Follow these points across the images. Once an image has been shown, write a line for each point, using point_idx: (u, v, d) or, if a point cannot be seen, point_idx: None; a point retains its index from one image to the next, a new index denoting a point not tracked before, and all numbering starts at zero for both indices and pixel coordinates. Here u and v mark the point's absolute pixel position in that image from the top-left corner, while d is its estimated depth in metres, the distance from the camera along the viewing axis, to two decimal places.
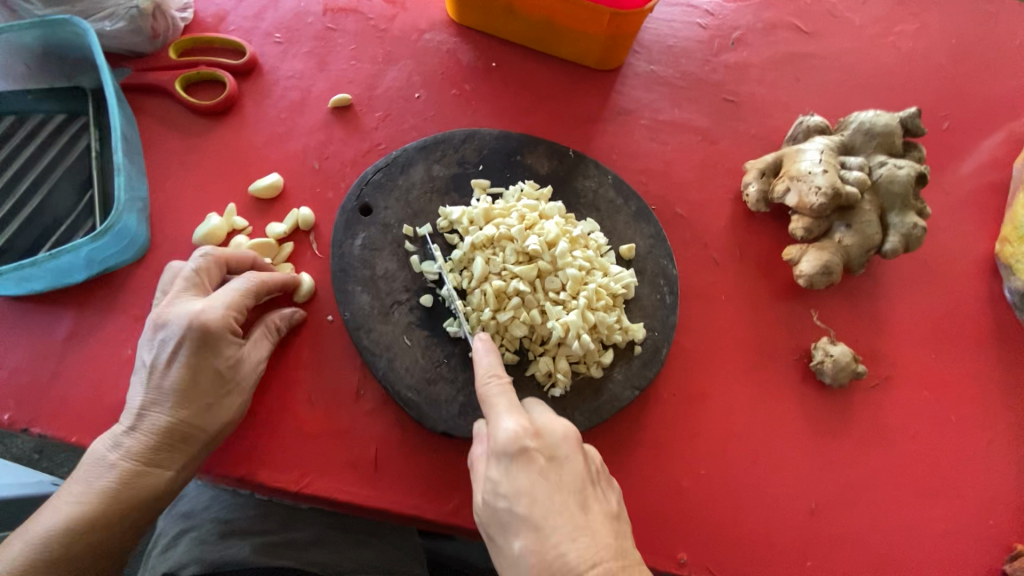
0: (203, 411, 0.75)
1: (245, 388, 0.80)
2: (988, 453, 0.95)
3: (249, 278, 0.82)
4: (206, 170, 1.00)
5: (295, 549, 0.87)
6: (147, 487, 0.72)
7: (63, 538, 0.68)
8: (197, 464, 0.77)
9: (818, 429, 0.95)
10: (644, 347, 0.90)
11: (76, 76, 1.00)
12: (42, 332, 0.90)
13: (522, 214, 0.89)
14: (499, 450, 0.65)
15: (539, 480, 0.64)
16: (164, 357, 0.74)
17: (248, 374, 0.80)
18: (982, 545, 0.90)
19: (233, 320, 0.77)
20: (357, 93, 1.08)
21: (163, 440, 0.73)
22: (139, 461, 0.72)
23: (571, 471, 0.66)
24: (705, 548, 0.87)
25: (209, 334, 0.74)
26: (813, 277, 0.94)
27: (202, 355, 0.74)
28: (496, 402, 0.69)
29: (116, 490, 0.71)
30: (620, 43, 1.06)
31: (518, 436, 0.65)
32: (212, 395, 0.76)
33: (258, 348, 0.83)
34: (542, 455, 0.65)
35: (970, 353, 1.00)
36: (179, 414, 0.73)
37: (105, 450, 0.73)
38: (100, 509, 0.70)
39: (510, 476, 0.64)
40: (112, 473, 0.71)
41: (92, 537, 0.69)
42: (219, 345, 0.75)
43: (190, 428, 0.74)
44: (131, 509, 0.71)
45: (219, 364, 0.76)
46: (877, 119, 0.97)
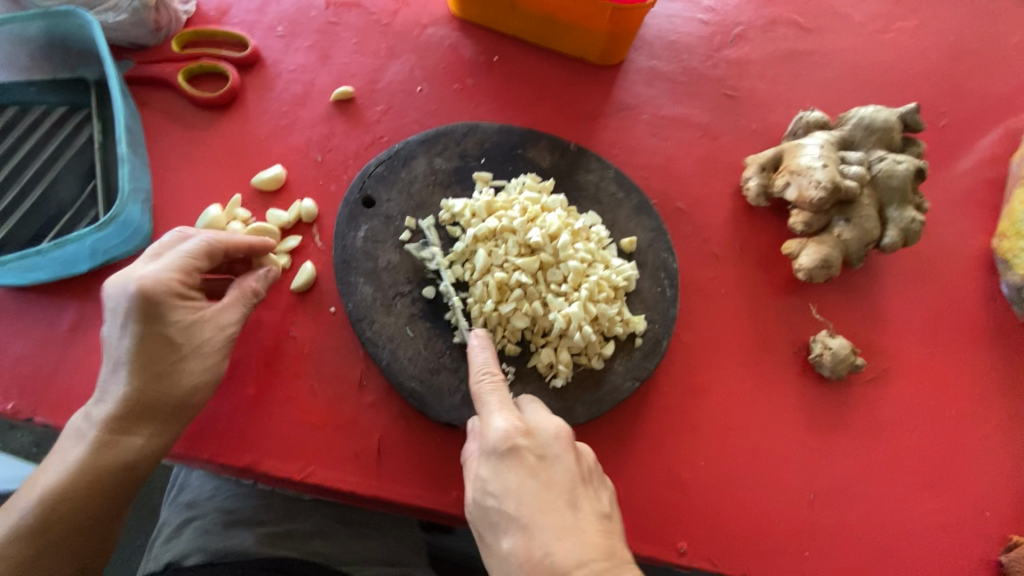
0: (163, 377, 0.73)
1: (208, 350, 0.76)
2: (984, 446, 0.96)
3: (201, 239, 0.77)
4: (208, 163, 1.01)
5: (298, 539, 0.90)
6: (117, 457, 0.72)
7: (39, 508, 0.69)
8: (170, 431, 0.75)
9: (817, 422, 0.95)
10: (645, 339, 0.91)
11: (80, 68, 1.00)
12: (46, 322, 0.90)
13: (524, 207, 0.90)
14: (488, 448, 0.67)
15: (527, 478, 0.65)
16: (116, 326, 0.71)
17: (210, 337, 0.76)
18: (978, 537, 0.91)
19: (179, 282, 0.73)
20: (359, 87, 1.08)
21: (126, 408, 0.72)
22: (105, 430, 0.72)
23: (561, 469, 0.67)
24: (704, 539, 0.88)
25: (147, 299, 0.70)
26: (812, 270, 0.95)
27: (149, 322, 0.71)
28: (488, 400, 0.71)
29: (86, 461, 0.71)
30: (621, 38, 1.06)
31: (507, 435, 0.67)
32: (167, 361, 0.73)
33: (225, 310, 0.78)
34: (532, 453, 0.67)
35: (967, 347, 1.01)
36: (138, 382, 0.72)
37: (81, 421, 0.74)
38: (71, 480, 0.70)
39: (499, 474, 0.65)
40: (83, 444, 0.72)
41: (65, 508, 0.69)
42: (164, 310, 0.72)
43: (151, 395, 0.73)
44: (102, 478, 0.71)
45: (168, 329, 0.72)
46: (876, 114, 0.98)
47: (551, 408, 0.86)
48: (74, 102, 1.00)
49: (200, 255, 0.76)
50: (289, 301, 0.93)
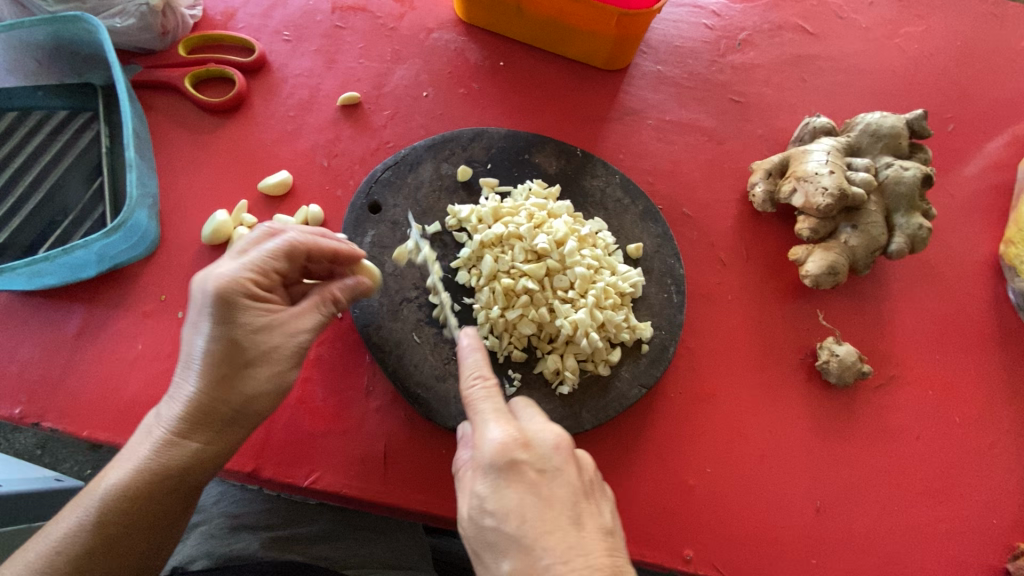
0: (229, 383, 0.67)
1: (277, 359, 0.69)
2: (991, 454, 0.96)
3: (284, 238, 0.71)
4: (215, 167, 1.01)
5: (303, 543, 0.89)
6: (175, 461, 0.67)
7: (104, 505, 0.65)
8: (230, 438, 0.70)
9: (823, 428, 0.95)
10: (651, 346, 0.91)
11: (87, 73, 1.00)
12: (53, 327, 0.90)
13: (531, 213, 0.90)
14: (485, 464, 0.61)
15: (527, 495, 0.60)
16: (190, 325, 0.67)
17: (281, 344, 0.69)
18: (985, 545, 0.91)
19: (254, 284, 0.67)
20: (365, 91, 1.08)
21: (190, 412, 0.67)
22: (170, 432, 0.67)
23: (563, 482, 0.62)
24: (711, 546, 0.88)
25: (219, 298, 0.65)
26: (819, 277, 0.94)
27: (220, 323, 0.65)
28: (482, 409, 0.66)
29: (148, 463, 0.66)
30: (627, 43, 1.06)
31: (504, 448, 0.62)
32: (234, 367, 0.67)
33: (301, 316, 0.71)
34: (531, 468, 0.61)
35: (974, 353, 1.01)
36: (203, 386, 0.66)
37: (152, 419, 0.69)
38: (132, 482, 0.65)
39: (498, 491, 0.60)
40: (148, 445, 0.67)
41: (121, 511, 0.65)
42: (236, 312, 0.66)
43: (215, 401, 0.67)
44: (162, 483, 0.66)
45: (237, 333, 0.66)
46: (883, 120, 0.98)
47: (558, 414, 0.86)
48: (78, 106, 0.99)
49: (279, 255, 0.70)
50: None
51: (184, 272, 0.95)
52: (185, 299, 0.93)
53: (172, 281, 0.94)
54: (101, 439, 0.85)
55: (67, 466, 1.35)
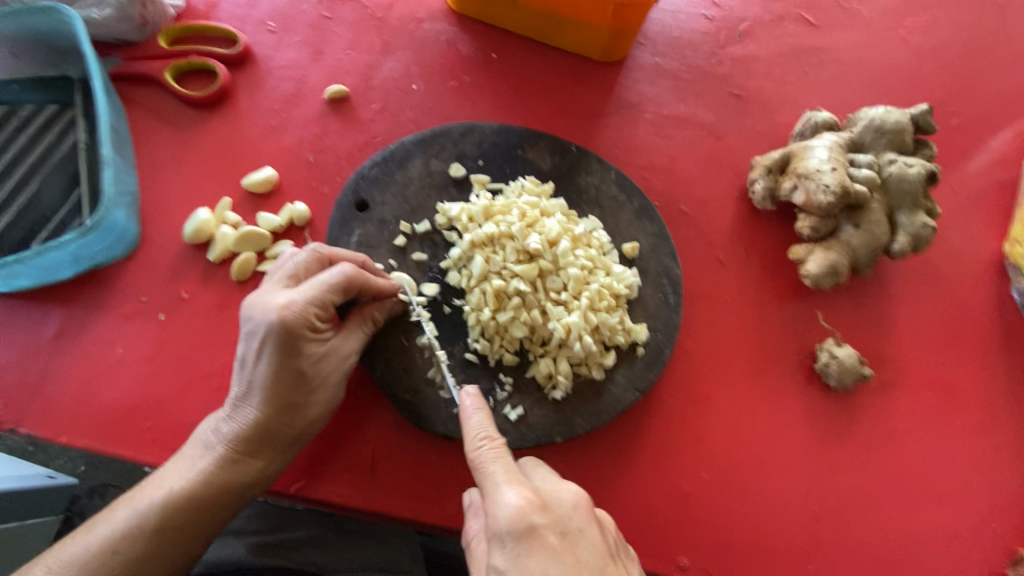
0: (290, 410, 0.71)
1: (330, 385, 0.74)
2: (994, 457, 0.94)
3: (343, 269, 0.72)
4: (198, 163, 0.98)
5: (290, 549, 0.84)
6: (236, 478, 0.70)
7: (164, 514, 0.66)
8: (285, 458, 0.74)
9: (822, 432, 0.93)
10: (647, 348, 0.88)
11: (64, 65, 0.96)
12: (31, 328, 0.88)
13: (523, 211, 0.86)
14: (501, 531, 0.59)
15: (551, 562, 0.57)
16: (251, 350, 0.69)
17: (334, 371, 0.73)
18: (985, 550, 0.89)
19: (315, 317, 0.69)
20: (353, 84, 1.05)
21: (251, 434, 0.70)
22: (231, 450, 0.70)
23: (586, 545, 0.60)
24: (707, 552, 0.86)
25: (288, 335, 0.67)
26: (818, 278, 0.92)
27: (284, 357, 0.68)
28: (494, 471, 0.64)
29: (211, 479, 0.69)
30: (624, 34, 1.03)
31: (523, 513, 0.59)
32: (295, 395, 0.70)
33: (350, 342, 0.75)
34: (552, 532, 0.59)
35: (976, 354, 0.99)
36: (267, 412, 0.70)
37: (209, 432, 0.72)
38: (194, 497, 0.68)
39: (518, 561, 0.57)
40: (209, 460, 0.70)
41: (182, 524, 0.67)
42: (299, 344, 0.68)
43: (277, 426, 0.71)
44: (220, 500, 0.69)
45: (300, 365, 0.69)
46: (888, 114, 0.95)
47: (550, 420, 0.84)
48: (54, 100, 0.97)
49: (338, 289, 0.71)
50: None
51: (165, 273, 0.92)
52: (166, 300, 0.90)
53: (153, 282, 0.91)
54: (80, 445, 0.83)
55: (59, 463, 1.31)
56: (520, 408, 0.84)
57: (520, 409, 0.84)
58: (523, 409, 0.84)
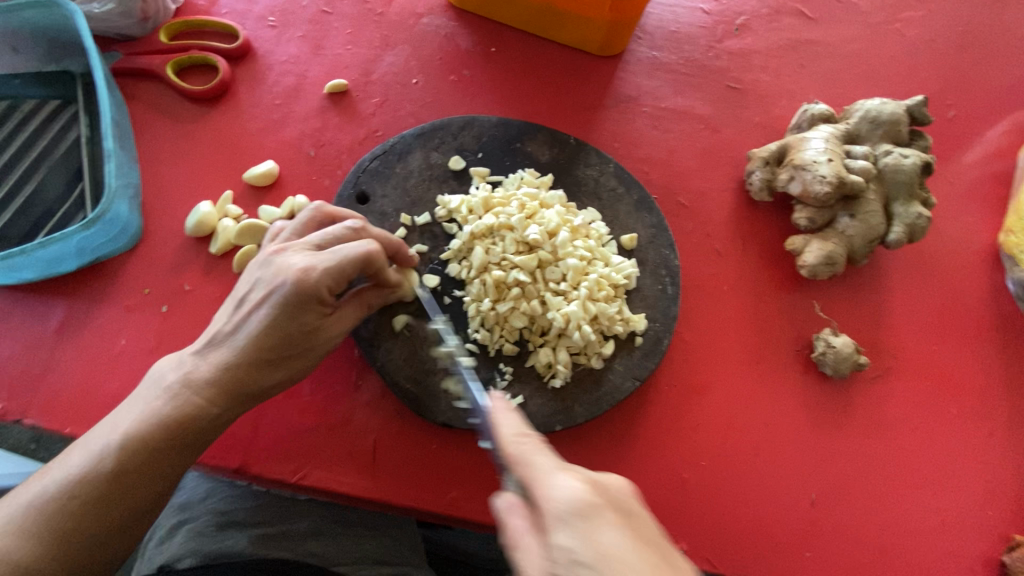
0: (265, 366, 0.71)
1: (311, 354, 0.74)
2: (988, 445, 0.95)
3: (367, 246, 0.73)
4: (199, 157, 0.98)
5: (292, 540, 0.85)
6: (194, 428, 0.68)
7: (119, 453, 0.65)
8: (241, 413, 0.73)
9: (819, 421, 0.94)
10: (645, 338, 0.89)
11: (65, 60, 0.97)
12: (35, 321, 0.89)
13: (523, 203, 0.87)
14: (566, 514, 0.55)
15: (621, 539, 0.53)
16: (255, 299, 0.70)
17: (319, 342, 0.74)
18: (980, 537, 0.90)
19: (329, 288, 0.70)
20: (353, 78, 1.06)
21: (220, 381, 0.69)
22: (195, 394, 0.68)
23: (645, 529, 0.57)
24: (704, 539, 0.87)
25: (300, 295, 0.68)
26: (815, 267, 0.93)
27: (288, 314, 0.68)
28: (539, 460, 0.60)
29: (165, 421, 0.67)
30: (622, 28, 1.03)
31: (585, 493, 0.56)
32: (277, 354, 0.71)
33: (344, 322, 0.76)
34: (614, 512, 0.56)
35: (971, 344, 1.00)
36: (242, 363, 0.69)
37: (172, 369, 0.71)
38: (148, 434, 0.66)
39: (586, 542, 0.53)
40: (170, 399, 0.68)
41: (133, 461, 0.65)
42: (305, 309, 0.69)
43: (247, 380, 0.70)
44: (172, 441, 0.67)
45: (296, 326, 0.70)
46: (883, 106, 0.96)
47: (549, 408, 0.85)
48: (55, 94, 0.97)
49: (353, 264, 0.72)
50: None
51: (167, 265, 0.93)
52: (168, 293, 0.91)
53: (155, 274, 0.92)
54: (84, 436, 0.84)
55: None
56: (520, 396, 0.85)
57: (520, 398, 0.85)
58: (523, 397, 0.85)
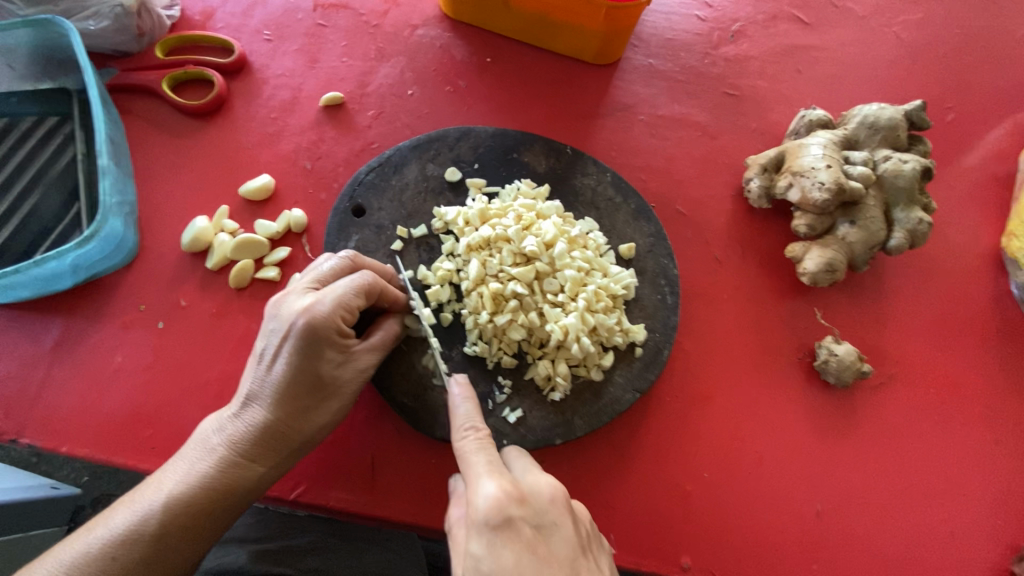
0: (299, 413, 0.69)
1: (345, 395, 0.72)
2: (995, 454, 0.93)
3: (366, 278, 0.72)
4: (195, 173, 0.98)
5: (293, 556, 0.75)
6: (237, 483, 0.67)
7: (162, 519, 0.63)
8: (286, 464, 0.71)
9: (823, 429, 0.93)
10: (645, 349, 0.89)
11: (61, 77, 0.97)
12: (31, 339, 0.88)
13: (519, 214, 0.86)
14: (480, 520, 0.57)
15: (525, 554, 0.55)
16: (273, 349, 0.68)
17: (351, 382, 0.72)
18: (990, 546, 0.89)
19: (342, 322, 0.69)
20: (349, 91, 1.05)
21: (258, 435, 0.68)
22: (236, 452, 0.67)
23: (562, 540, 0.58)
24: (709, 552, 0.86)
25: (314, 335, 0.66)
26: (817, 274, 0.92)
27: (307, 357, 0.67)
28: (476, 461, 0.63)
29: (209, 482, 0.66)
30: (617, 37, 1.03)
31: (500, 503, 0.57)
32: (308, 400, 0.69)
33: (371, 358, 0.74)
34: (529, 524, 0.57)
35: (976, 349, 0.98)
36: (277, 414, 0.68)
37: (209, 433, 0.69)
38: (192, 499, 0.64)
39: (492, 553, 0.55)
40: (211, 460, 0.67)
41: (182, 526, 0.64)
42: (324, 347, 0.68)
43: (286, 430, 0.69)
44: (220, 502, 0.66)
45: (321, 368, 0.68)
46: (881, 111, 0.95)
47: (549, 421, 0.84)
48: (49, 110, 0.96)
49: (363, 296, 0.71)
50: None
51: (164, 281, 0.92)
52: (164, 309, 0.91)
53: (152, 290, 0.92)
54: (82, 455, 0.83)
55: (64, 473, 1.16)
56: (520, 410, 0.84)
57: (519, 411, 0.84)
58: (522, 411, 0.84)
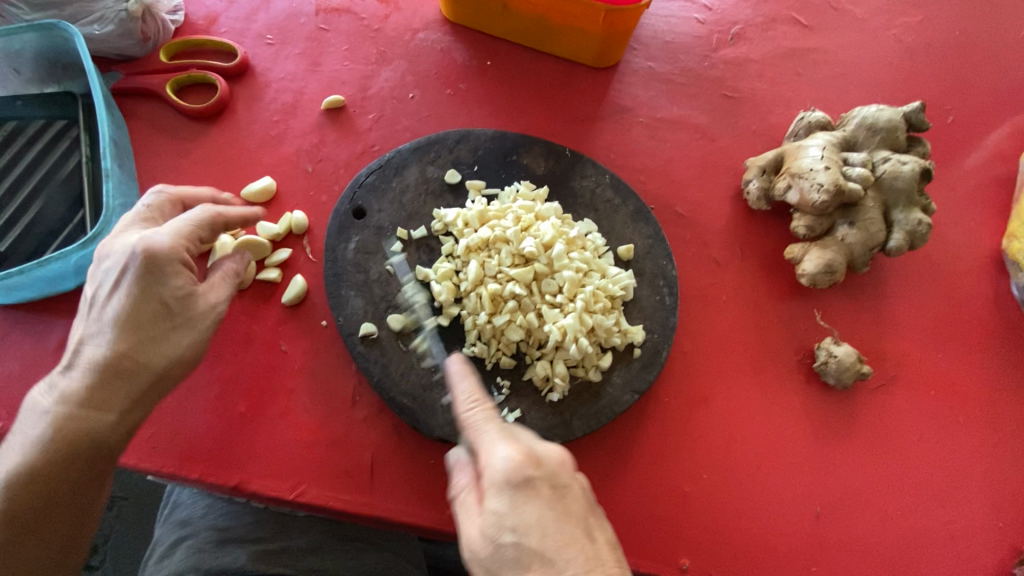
0: (150, 345, 0.69)
1: (194, 326, 0.71)
2: (996, 456, 0.93)
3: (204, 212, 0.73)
4: (197, 175, 0.99)
5: (289, 556, 0.80)
6: (74, 433, 0.66)
7: (3, 487, 0.64)
8: (145, 403, 0.70)
9: (822, 431, 0.93)
10: (644, 349, 0.89)
11: (66, 81, 0.99)
12: (35, 339, 0.89)
13: (518, 215, 0.87)
14: (497, 481, 0.59)
15: (544, 511, 0.58)
16: (105, 288, 0.68)
17: (200, 313, 0.71)
18: (992, 549, 0.88)
19: (181, 252, 0.69)
20: (350, 94, 1.06)
21: (98, 372, 0.67)
22: (68, 404, 0.66)
23: (575, 498, 0.61)
24: (707, 554, 0.86)
25: (136, 269, 0.67)
26: (815, 276, 0.92)
27: (125, 295, 0.67)
28: (486, 429, 0.64)
29: (34, 445, 0.65)
30: (616, 40, 1.04)
31: (517, 465, 0.60)
32: (155, 329, 0.69)
33: (213, 288, 0.73)
34: (546, 484, 0.60)
35: (977, 350, 0.98)
36: (107, 353, 0.67)
37: (38, 395, 0.68)
38: (31, 460, 0.65)
39: (513, 510, 0.58)
40: (46, 415, 0.66)
41: (29, 486, 0.65)
42: (160, 275, 0.68)
43: (133, 362, 0.68)
44: (67, 451, 0.66)
45: (164, 295, 0.69)
46: (880, 113, 0.95)
47: (547, 422, 0.84)
48: (54, 113, 0.97)
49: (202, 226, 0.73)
50: (278, 314, 0.92)
51: None
52: None
53: None
54: None
55: None
56: (518, 410, 0.84)
57: (517, 412, 0.84)
58: (520, 411, 0.84)
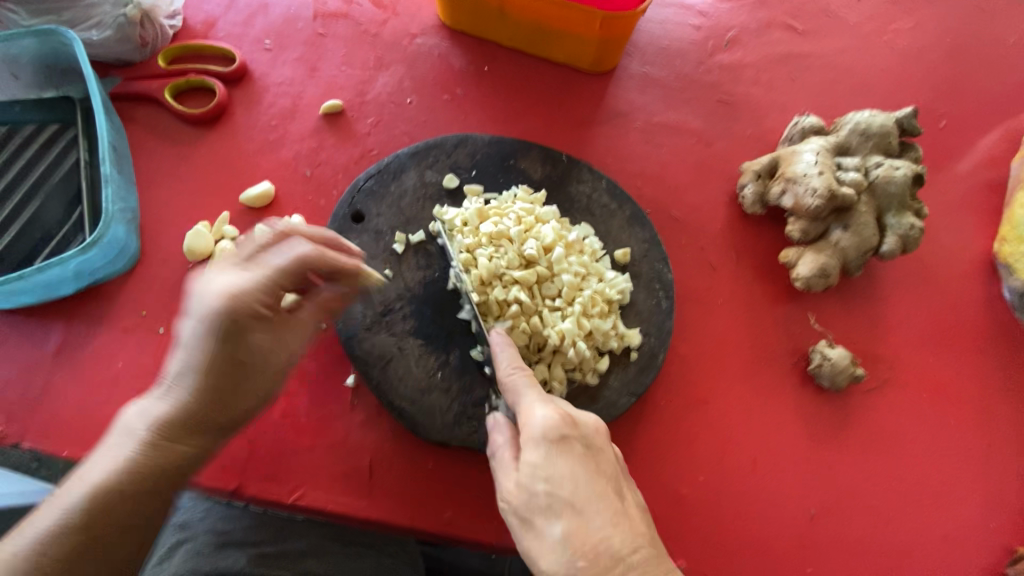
0: (228, 395, 0.68)
1: (271, 373, 0.72)
2: (988, 457, 0.94)
3: (297, 249, 0.70)
4: (196, 180, 1.00)
5: (288, 561, 0.78)
6: (164, 470, 0.64)
7: (93, 513, 0.59)
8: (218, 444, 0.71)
9: (817, 433, 0.94)
10: (640, 353, 0.90)
11: (65, 86, 0.99)
12: (33, 343, 0.89)
13: (519, 216, 0.88)
14: (533, 436, 0.62)
15: (578, 467, 0.60)
16: (193, 331, 0.65)
17: (275, 364, 0.72)
18: (983, 550, 0.90)
19: (266, 300, 0.67)
20: (349, 99, 1.07)
21: (187, 416, 0.66)
22: (161, 436, 0.65)
23: (606, 460, 0.63)
24: (702, 556, 0.87)
25: (238, 319, 0.65)
26: (809, 280, 0.93)
27: (222, 342, 0.65)
28: (523, 394, 0.67)
29: (127, 473, 0.62)
30: (612, 45, 1.05)
31: (555, 422, 0.62)
32: (234, 379, 0.68)
33: (297, 335, 0.75)
34: (580, 442, 0.62)
35: (969, 354, 0.99)
36: (200, 397, 0.66)
37: (132, 419, 0.65)
38: (121, 488, 0.61)
39: (550, 462, 0.60)
40: (141, 448, 0.64)
41: (115, 519, 0.60)
42: (251, 326, 0.66)
43: (215, 410, 0.68)
44: (153, 488, 0.63)
45: (244, 349, 0.67)
46: (873, 118, 0.96)
47: None
48: (52, 119, 0.97)
49: (292, 271, 0.68)
50: None
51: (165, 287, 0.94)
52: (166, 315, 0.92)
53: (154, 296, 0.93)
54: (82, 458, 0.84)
55: None
56: None
57: None
58: None
